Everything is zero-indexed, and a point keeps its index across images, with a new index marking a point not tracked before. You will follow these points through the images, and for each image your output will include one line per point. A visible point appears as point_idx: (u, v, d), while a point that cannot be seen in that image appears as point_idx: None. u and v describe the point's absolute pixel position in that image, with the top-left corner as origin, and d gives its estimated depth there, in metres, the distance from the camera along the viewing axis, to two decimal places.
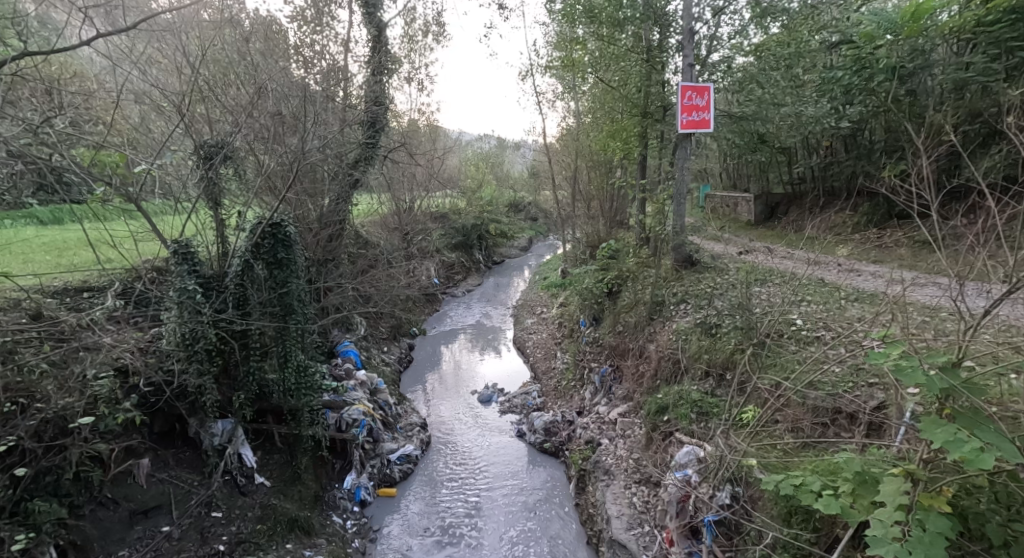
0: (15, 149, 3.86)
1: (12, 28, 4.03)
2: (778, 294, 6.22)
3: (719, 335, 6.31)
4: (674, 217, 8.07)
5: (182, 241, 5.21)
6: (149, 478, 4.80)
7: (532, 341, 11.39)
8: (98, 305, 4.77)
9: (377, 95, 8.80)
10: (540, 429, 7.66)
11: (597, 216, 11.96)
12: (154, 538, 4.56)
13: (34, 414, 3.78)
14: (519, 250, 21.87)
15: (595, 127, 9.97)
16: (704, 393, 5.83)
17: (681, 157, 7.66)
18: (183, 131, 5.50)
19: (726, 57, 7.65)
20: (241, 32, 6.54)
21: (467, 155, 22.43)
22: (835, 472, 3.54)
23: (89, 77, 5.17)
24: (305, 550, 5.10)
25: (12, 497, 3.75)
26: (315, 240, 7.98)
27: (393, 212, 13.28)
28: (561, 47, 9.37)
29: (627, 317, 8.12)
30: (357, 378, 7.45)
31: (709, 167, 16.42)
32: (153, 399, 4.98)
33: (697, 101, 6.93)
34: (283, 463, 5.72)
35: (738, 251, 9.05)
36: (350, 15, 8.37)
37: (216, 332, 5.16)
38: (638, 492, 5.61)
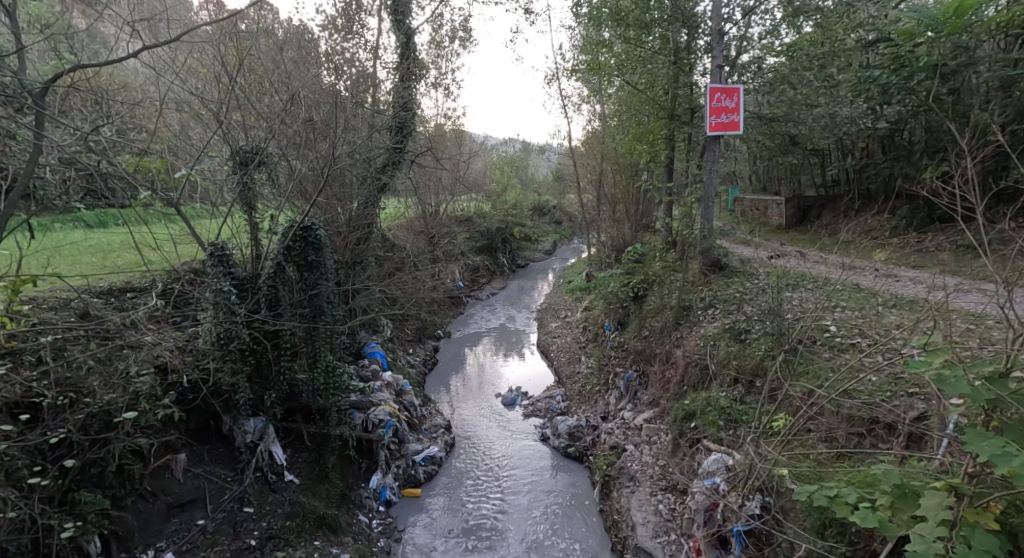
0: (67, 157, 4.06)
1: (65, 41, 4.23)
2: (811, 299, 6.08)
3: (749, 341, 6.21)
4: (702, 220, 7.98)
5: (218, 244, 5.39)
6: (186, 472, 4.96)
7: (556, 344, 11.38)
8: (141, 305, 4.96)
9: (406, 101, 8.95)
10: (564, 434, 7.65)
11: (623, 219, 11.88)
12: (190, 531, 4.71)
13: (82, 409, 3.95)
14: (544, 254, 21.85)
15: (621, 130, 9.93)
16: (732, 399, 5.74)
17: (709, 160, 7.57)
18: (220, 137, 5.68)
19: (757, 58, 7.55)
20: (275, 41, 6.74)
21: (492, 159, 22.53)
22: (871, 484, 3.45)
23: (134, 87, 5.42)
24: (333, 547, 5.19)
25: (60, 487, 3.93)
26: (344, 243, 8.15)
27: (420, 216, 13.47)
28: (588, 51, 9.38)
29: (654, 322, 8.06)
30: (383, 379, 7.56)
31: (738, 170, 16.15)
32: (191, 396, 5.14)
33: (726, 102, 6.84)
34: (311, 462, 5.83)
35: (767, 255, 8.89)
36: (379, 22, 8.54)
37: (249, 332, 5.29)
38: (664, 499, 5.55)
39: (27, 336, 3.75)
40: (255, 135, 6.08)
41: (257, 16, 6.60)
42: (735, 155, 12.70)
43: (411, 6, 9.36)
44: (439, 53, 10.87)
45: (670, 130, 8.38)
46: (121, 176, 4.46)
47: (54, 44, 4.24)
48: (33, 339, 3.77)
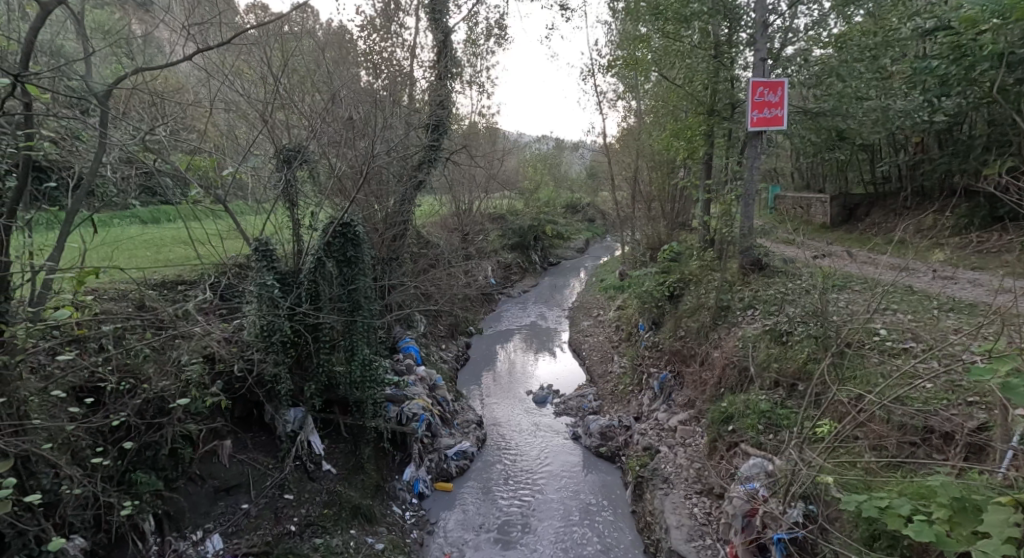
0: (128, 156, 4.24)
1: (123, 47, 4.44)
2: (857, 301, 5.87)
3: (791, 343, 6.03)
4: (741, 219, 7.79)
5: (262, 240, 5.58)
6: (231, 458, 5.15)
7: (588, 343, 11.32)
8: (191, 297, 5.17)
9: (442, 99, 9.04)
10: (596, 433, 7.60)
11: (658, 217, 11.68)
12: (234, 514, 4.89)
13: (138, 394, 4.14)
14: (577, 251, 21.74)
15: (658, 127, 9.78)
16: (773, 403, 5.60)
17: (750, 156, 7.38)
18: (265, 136, 5.86)
19: (802, 50, 7.25)
20: (317, 42, 6.91)
21: (526, 156, 22.53)
22: (925, 496, 3.31)
23: (186, 88, 5.65)
24: (367, 537, 5.32)
25: (119, 467, 4.15)
26: (381, 239, 8.29)
27: (454, 213, 13.60)
28: (624, 45, 9.26)
29: (689, 322, 7.90)
30: (417, 374, 7.69)
31: (780, 166, 15.69)
32: (237, 385, 5.35)
33: (770, 97, 6.65)
34: (347, 452, 5.97)
35: (811, 254, 8.61)
36: (416, 22, 8.66)
37: (291, 325, 5.45)
38: (699, 503, 5.47)
39: (91, 324, 3.93)
40: (297, 135, 6.24)
41: (300, 18, 6.78)
42: (777, 151, 12.31)
43: (448, 5, 9.44)
44: (474, 52, 10.94)
45: (709, 126, 8.19)
46: (174, 173, 4.65)
47: (116, 50, 4.47)
48: (96, 327, 3.96)
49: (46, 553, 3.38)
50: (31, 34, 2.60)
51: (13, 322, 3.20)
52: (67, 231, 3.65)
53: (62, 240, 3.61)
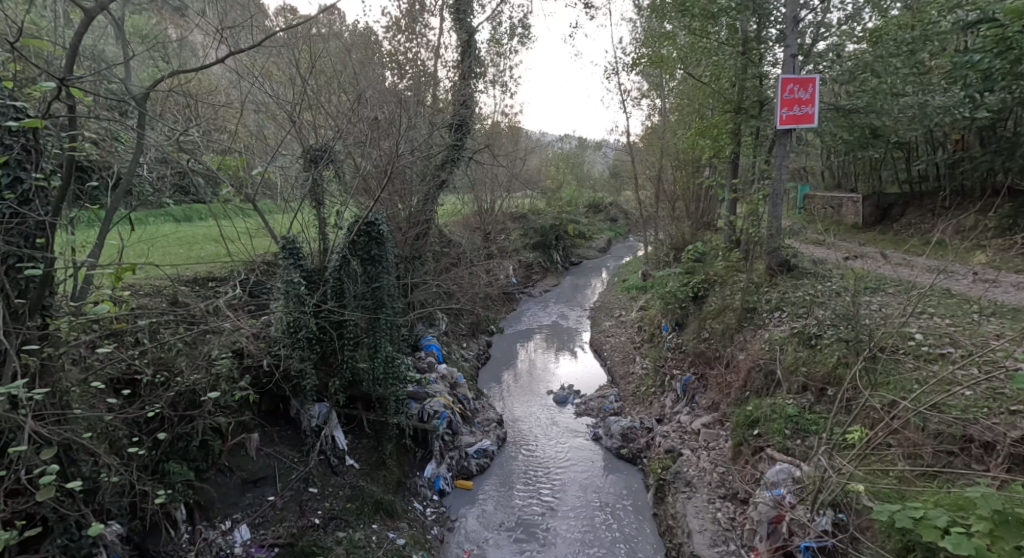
0: (163, 156, 4.37)
1: (159, 51, 4.59)
2: (890, 304, 5.71)
3: (820, 347, 5.89)
4: (769, 219, 7.63)
5: (289, 238, 5.68)
6: (258, 451, 5.26)
7: (610, 343, 11.25)
8: (221, 293, 5.29)
9: (466, 98, 9.08)
10: (617, 434, 7.55)
11: (682, 216, 11.53)
12: (261, 506, 5.00)
13: (171, 387, 4.26)
14: (599, 251, 21.63)
15: (683, 126, 9.67)
16: (800, 408, 5.49)
17: (779, 155, 7.23)
18: (293, 136, 5.95)
19: (835, 45, 7.09)
20: (344, 43, 7.00)
21: (549, 155, 22.50)
22: (963, 507, 3.22)
23: (218, 90, 5.80)
24: (389, 532, 5.38)
25: (153, 457, 4.28)
26: (404, 238, 8.35)
27: (476, 212, 13.67)
28: (649, 43, 9.17)
29: (713, 324, 7.79)
30: (438, 371, 7.74)
31: (810, 165, 15.35)
32: (264, 380, 5.45)
33: (800, 94, 6.50)
34: (370, 448, 6.05)
35: (843, 255, 8.40)
36: (441, 22, 8.71)
37: (316, 322, 5.54)
38: (723, 508, 5.39)
39: (127, 319, 4.05)
40: (323, 135, 6.33)
41: (328, 20, 6.88)
42: (806, 150, 12.04)
43: (473, 5, 9.47)
44: (498, 51, 10.96)
45: (736, 124, 8.04)
46: (207, 172, 4.77)
47: (153, 54, 4.61)
48: (132, 322, 4.08)
49: (86, 538, 3.49)
50: (75, 40, 2.59)
51: (57, 316, 3.32)
52: (106, 228, 3.78)
53: (102, 237, 3.73)
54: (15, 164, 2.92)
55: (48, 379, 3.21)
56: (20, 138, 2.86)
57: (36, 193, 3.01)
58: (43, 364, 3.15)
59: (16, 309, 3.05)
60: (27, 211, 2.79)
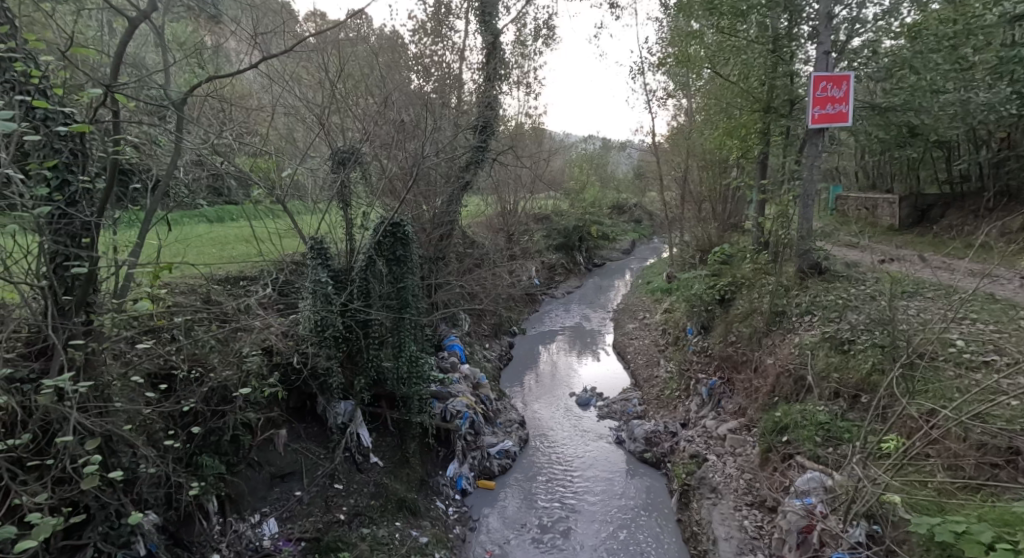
0: (199, 158, 4.47)
1: (195, 57, 4.73)
2: (930, 310, 5.53)
3: (854, 352, 5.73)
4: (799, 220, 7.45)
5: (317, 238, 5.78)
6: (286, 446, 5.35)
7: (633, 346, 11.15)
8: (252, 292, 5.41)
9: (490, 100, 9.14)
10: (641, 438, 7.47)
11: (708, 218, 11.37)
12: (288, 500, 5.08)
13: (205, 382, 4.36)
14: (622, 252, 21.46)
15: (709, 126, 9.51)
16: (832, 415, 5.36)
17: (811, 154, 7.06)
18: (322, 139, 6.05)
19: (870, 42, 6.88)
20: (371, 47, 7.12)
21: (573, 156, 22.41)
22: (1011, 523, 3.11)
23: (250, 95, 5.96)
24: (411, 529, 5.42)
25: (187, 449, 4.39)
26: (428, 239, 8.43)
27: (499, 213, 13.70)
28: (675, 43, 9.08)
29: (740, 327, 7.65)
30: (461, 371, 7.79)
31: (844, 165, 14.98)
32: (293, 377, 5.55)
33: (833, 92, 6.34)
34: (393, 446, 6.11)
35: (880, 257, 8.17)
36: (466, 25, 8.79)
37: (342, 321, 5.65)
38: (750, 516, 5.28)
39: (165, 315, 4.16)
40: (351, 137, 6.43)
41: (355, 24, 7.01)
42: (839, 149, 11.74)
43: (498, 7, 9.50)
44: (523, 53, 10.97)
45: (765, 123, 7.86)
46: (239, 174, 4.89)
47: (191, 62, 4.76)
48: (169, 319, 4.19)
49: (125, 526, 3.64)
50: (119, 47, 2.66)
51: (99, 311, 3.42)
52: (146, 228, 3.91)
53: (143, 236, 3.87)
54: (64, 168, 3.03)
55: (92, 372, 3.31)
56: (70, 143, 2.98)
57: (83, 196, 3.11)
58: (88, 358, 3.26)
59: (63, 304, 3.17)
60: (76, 212, 2.89)
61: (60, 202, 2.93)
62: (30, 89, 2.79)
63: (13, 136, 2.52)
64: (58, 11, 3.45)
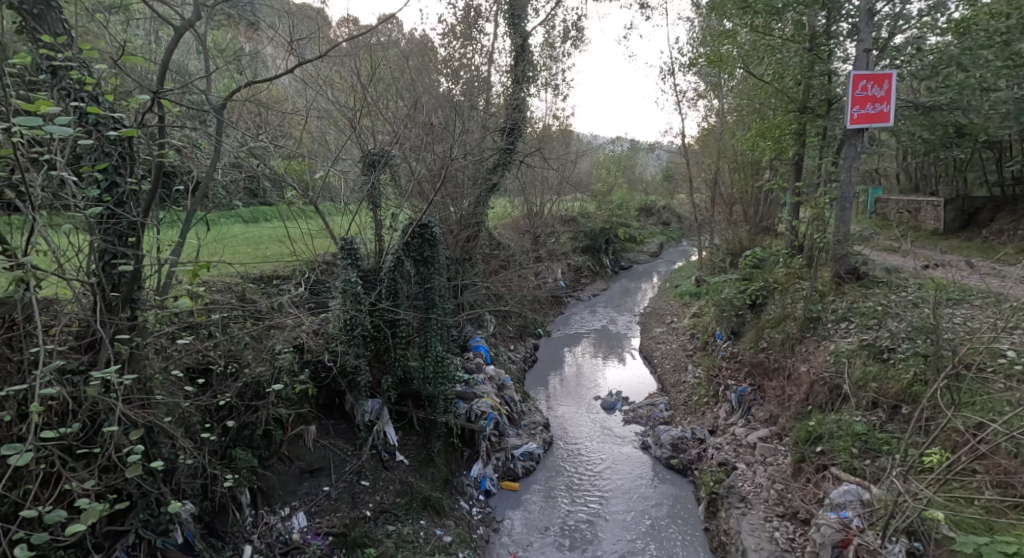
0: (237, 160, 4.61)
1: (235, 63, 4.89)
2: (977, 318, 5.31)
3: (893, 361, 5.55)
4: (836, 224, 7.24)
5: (348, 239, 5.89)
6: (315, 442, 5.47)
7: (660, 350, 11.02)
8: (285, 291, 5.55)
9: (519, 102, 9.18)
10: (667, 444, 7.40)
11: (739, 221, 11.15)
12: (317, 495, 5.19)
13: (240, 378, 4.49)
14: (650, 255, 21.26)
15: (742, 126, 9.34)
16: (870, 426, 5.22)
17: (849, 156, 6.86)
18: (354, 142, 6.17)
19: (914, 39, 6.66)
20: (403, 51, 7.24)
21: (601, 158, 22.29)
22: None
23: (286, 99, 6.12)
24: (436, 528, 5.48)
25: (223, 443, 4.52)
26: (455, 240, 8.52)
27: (526, 215, 13.73)
28: (708, 42, 8.96)
29: (772, 333, 7.48)
30: (486, 373, 7.82)
31: (885, 166, 14.49)
32: (323, 375, 5.68)
33: (874, 91, 6.16)
34: (419, 445, 6.19)
35: (923, 262, 7.88)
36: (495, 28, 8.85)
37: (371, 321, 5.74)
38: (781, 527, 5.15)
39: (203, 311, 4.31)
40: (382, 139, 6.54)
41: (387, 28, 7.13)
42: (879, 151, 11.36)
43: (527, 9, 9.54)
44: (551, 54, 10.98)
45: (800, 124, 7.68)
46: (274, 176, 5.03)
47: (231, 67, 4.92)
48: (206, 315, 4.33)
49: (163, 514, 3.77)
50: (165, 55, 2.74)
51: (143, 307, 3.57)
52: (187, 227, 4.07)
53: (184, 235, 4.03)
54: (112, 170, 3.18)
55: (135, 365, 3.45)
56: (118, 147, 3.12)
57: (130, 197, 3.26)
58: (132, 352, 3.41)
59: (110, 301, 3.31)
60: (124, 212, 3.03)
61: (109, 203, 3.08)
62: (83, 96, 2.94)
63: (69, 141, 2.66)
64: (110, 21, 3.62)
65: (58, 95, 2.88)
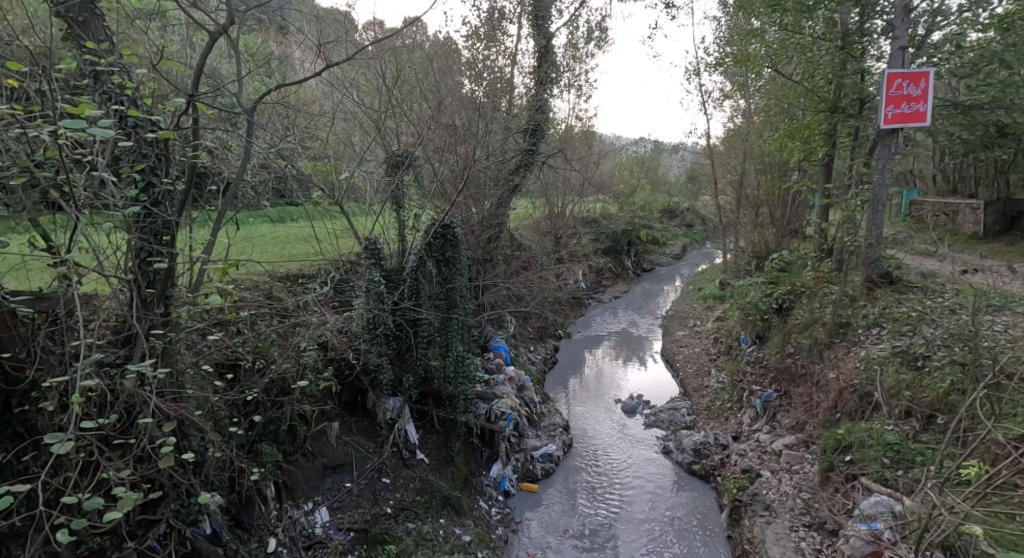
0: (267, 161, 4.72)
1: (266, 67, 5.01)
2: (1018, 326, 5.13)
3: (928, 369, 5.39)
4: (868, 226, 7.06)
5: (372, 239, 5.98)
6: (338, 439, 5.55)
7: (683, 354, 10.91)
8: (311, 290, 5.67)
9: (542, 103, 9.19)
10: (689, 449, 7.33)
11: (766, 223, 10.96)
12: (339, 491, 5.27)
13: (267, 374, 4.60)
14: (672, 258, 21.04)
15: (769, 127, 9.18)
16: (902, 436, 5.10)
17: (882, 157, 6.70)
18: (379, 144, 6.27)
19: (953, 36, 6.46)
20: (427, 54, 7.32)
21: (623, 159, 22.13)
22: None
23: (314, 101, 6.25)
24: (455, 527, 5.52)
25: (250, 437, 4.62)
26: (477, 240, 8.57)
27: (547, 216, 13.73)
28: (735, 41, 8.83)
29: (799, 338, 7.34)
30: (506, 373, 7.85)
31: (920, 168, 14.08)
32: (347, 373, 5.77)
33: (910, 90, 6.00)
34: (439, 444, 6.24)
35: (961, 267, 7.63)
36: (519, 29, 8.88)
37: (393, 320, 5.83)
38: (808, 538, 5.06)
39: (232, 308, 4.42)
40: (406, 141, 6.61)
41: (412, 31, 7.21)
42: (914, 152, 11.04)
43: (551, 10, 9.54)
44: (574, 55, 10.96)
45: (830, 124, 7.52)
46: (302, 177, 5.13)
47: (263, 71, 5.05)
48: (235, 312, 4.44)
49: (194, 505, 3.86)
50: (201, 60, 2.78)
51: (176, 304, 3.69)
52: (218, 227, 4.19)
53: (215, 235, 4.15)
54: (149, 171, 3.30)
55: (168, 359, 3.58)
56: (155, 148, 3.26)
57: (165, 197, 3.38)
58: (165, 346, 3.53)
59: (146, 297, 3.43)
60: (159, 212, 3.14)
61: (146, 203, 3.20)
62: (123, 100, 3.07)
63: (110, 143, 2.77)
64: (150, 27, 3.75)
65: (100, 99, 3.01)
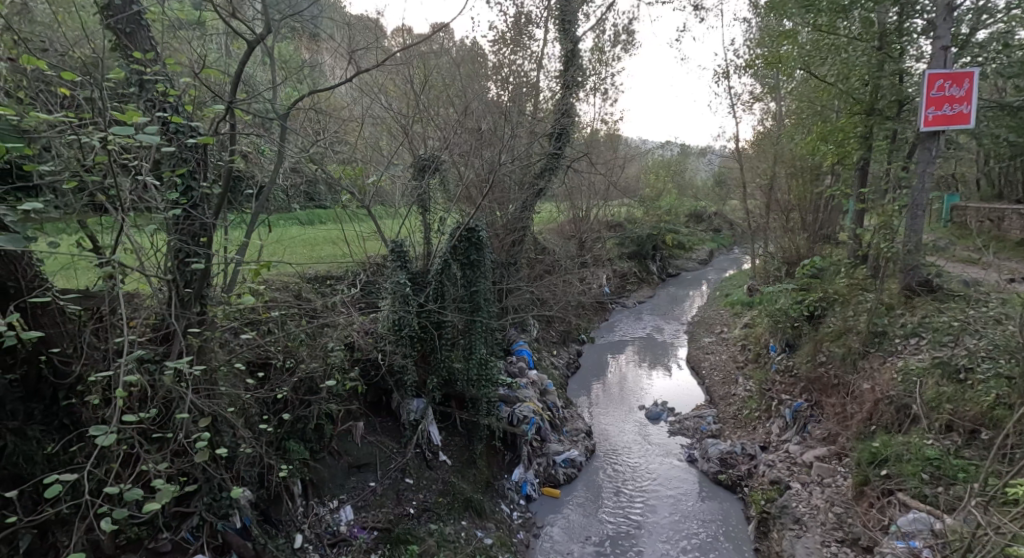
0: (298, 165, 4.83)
1: (298, 74, 5.13)
2: None
3: (971, 382, 5.19)
4: (905, 232, 6.83)
5: (398, 242, 6.06)
6: (363, 438, 5.62)
7: (709, 361, 10.73)
8: (338, 291, 5.78)
9: (568, 107, 9.18)
10: (716, 458, 7.19)
11: (796, 228, 10.72)
12: (363, 490, 5.33)
13: (295, 373, 4.70)
14: (699, 263, 20.73)
15: (800, 130, 9.00)
16: (942, 451, 4.92)
17: (921, 161, 6.49)
18: (407, 148, 6.35)
19: (1000, 34, 6.23)
20: (454, 58, 7.39)
21: (649, 163, 21.95)
22: None
23: (344, 106, 6.37)
24: (477, 530, 5.55)
25: (278, 434, 4.71)
26: (501, 244, 8.59)
27: (572, 220, 13.69)
28: (766, 43, 8.68)
29: (831, 347, 7.16)
30: (529, 377, 7.84)
31: (962, 172, 13.57)
32: (372, 373, 5.85)
33: (952, 91, 5.80)
34: (462, 446, 6.28)
35: (1006, 277, 7.33)
36: (545, 33, 8.89)
37: (418, 322, 5.90)
38: (841, 553, 4.92)
39: (263, 308, 4.54)
40: (433, 145, 6.68)
41: (440, 36, 7.30)
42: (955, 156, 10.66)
43: (578, 14, 9.54)
44: (600, 59, 10.92)
45: (866, 127, 7.32)
46: (332, 181, 5.23)
47: (295, 77, 5.18)
48: (266, 312, 4.57)
49: (225, 499, 3.99)
50: (239, 67, 2.88)
51: (212, 303, 3.81)
52: (251, 229, 4.31)
53: (249, 236, 4.26)
54: (189, 175, 3.46)
55: (203, 356, 3.69)
56: (195, 153, 3.42)
57: (202, 199, 3.53)
58: (201, 344, 3.65)
59: (183, 297, 3.55)
60: (197, 214, 3.26)
61: (185, 205, 3.35)
62: (166, 107, 3.23)
63: (155, 148, 2.89)
64: (192, 36, 3.89)
65: (145, 106, 3.18)
